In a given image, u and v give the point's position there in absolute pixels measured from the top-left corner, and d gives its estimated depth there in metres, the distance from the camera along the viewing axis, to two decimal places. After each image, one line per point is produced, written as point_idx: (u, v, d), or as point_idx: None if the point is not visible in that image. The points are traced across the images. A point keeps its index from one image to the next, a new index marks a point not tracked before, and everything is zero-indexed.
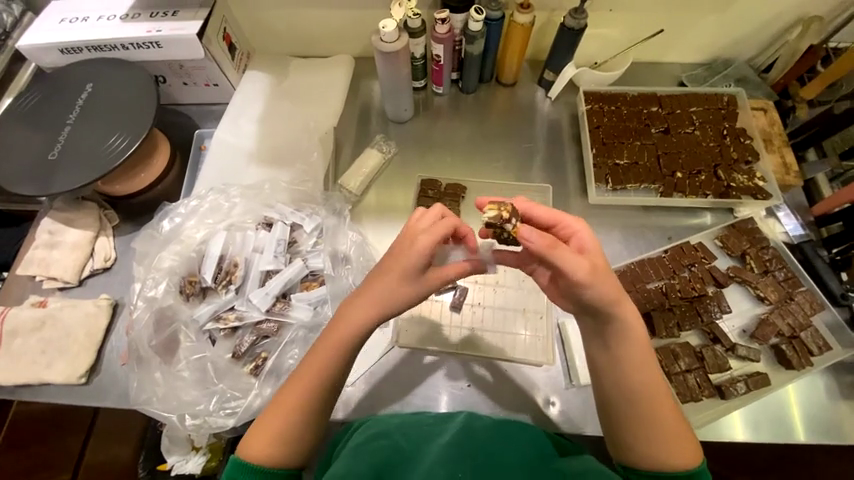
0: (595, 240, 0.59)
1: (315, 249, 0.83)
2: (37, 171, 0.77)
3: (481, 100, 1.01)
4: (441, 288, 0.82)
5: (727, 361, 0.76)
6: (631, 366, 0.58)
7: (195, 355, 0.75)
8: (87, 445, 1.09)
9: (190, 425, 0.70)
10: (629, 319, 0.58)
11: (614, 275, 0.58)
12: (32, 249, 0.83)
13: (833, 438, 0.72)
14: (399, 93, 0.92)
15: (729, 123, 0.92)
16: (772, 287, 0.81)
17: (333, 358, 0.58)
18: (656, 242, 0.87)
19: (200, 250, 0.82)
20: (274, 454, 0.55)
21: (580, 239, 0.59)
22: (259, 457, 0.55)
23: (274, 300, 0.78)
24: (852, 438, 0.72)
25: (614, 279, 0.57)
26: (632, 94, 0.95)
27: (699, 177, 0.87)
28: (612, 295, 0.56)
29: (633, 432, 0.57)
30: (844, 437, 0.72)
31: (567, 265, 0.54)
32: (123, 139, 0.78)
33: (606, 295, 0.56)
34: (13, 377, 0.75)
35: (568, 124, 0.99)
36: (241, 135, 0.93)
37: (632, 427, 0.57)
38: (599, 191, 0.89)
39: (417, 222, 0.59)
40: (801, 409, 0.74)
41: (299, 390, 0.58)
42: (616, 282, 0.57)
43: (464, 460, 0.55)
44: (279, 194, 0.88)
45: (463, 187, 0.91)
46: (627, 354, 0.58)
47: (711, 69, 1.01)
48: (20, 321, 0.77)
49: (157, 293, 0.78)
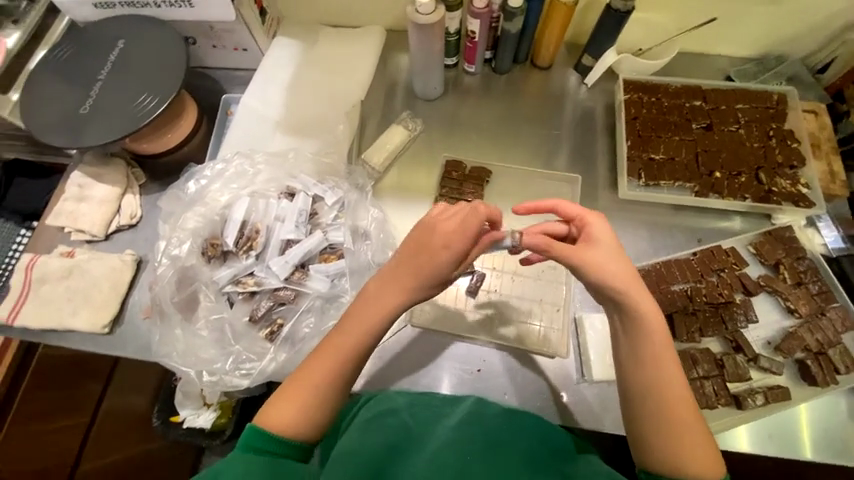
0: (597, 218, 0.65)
1: (336, 222, 0.83)
2: (70, 125, 0.78)
3: (514, 82, 0.97)
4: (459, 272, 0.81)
5: (748, 372, 0.74)
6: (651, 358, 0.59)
7: (214, 315, 0.76)
8: (106, 393, 1.09)
9: (206, 381, 0.72)
10: (646, 308, 0.60)
11: (626, 263, 0.62)
12: (62, 202, 0.85)
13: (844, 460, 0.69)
14: (431, 69, 0.89)
15: (776, 124, 0.86)
16: (803, 299, 0.77)
17: (355, 329, 0.60)
18: (685, 244, 0.84)
19: (223, 215, 0.83)
20: (295, 425, 0.56)
21: (590, 228, 0.64)
22: (278, 427, 0.56)
23: (292, 270, 0.78)
24: None
25: (626, 265, 0.62)
26: (675, 86, 0.90)
27: (739, 178, 0.83)
28: (624, 281, 0.60)
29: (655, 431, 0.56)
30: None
31: (566, 256, 0.62)
32: (152, 98, 0.79)
33: (619, 283, 0.60)
34: (40, 322, 0.78)
35: (603, 113, 0.95)
36: (268, 102, 0.92)
37: (661, 432, 0.56)
38: (631, 186, 0.85)
39: (444, 214, 0.62)
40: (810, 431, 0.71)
41: (331, 365, 0.59)
42: (627, 266, 0.62)
43: (470, 447, 0.57)
44: (303, 165, 0.87)
45: (488, 171, 0.89)
46: (646, 348, 0.59)
47: (762, 65, 0.94)
48: (49, 269, 0.80)
49: (181, 252, 0.79)
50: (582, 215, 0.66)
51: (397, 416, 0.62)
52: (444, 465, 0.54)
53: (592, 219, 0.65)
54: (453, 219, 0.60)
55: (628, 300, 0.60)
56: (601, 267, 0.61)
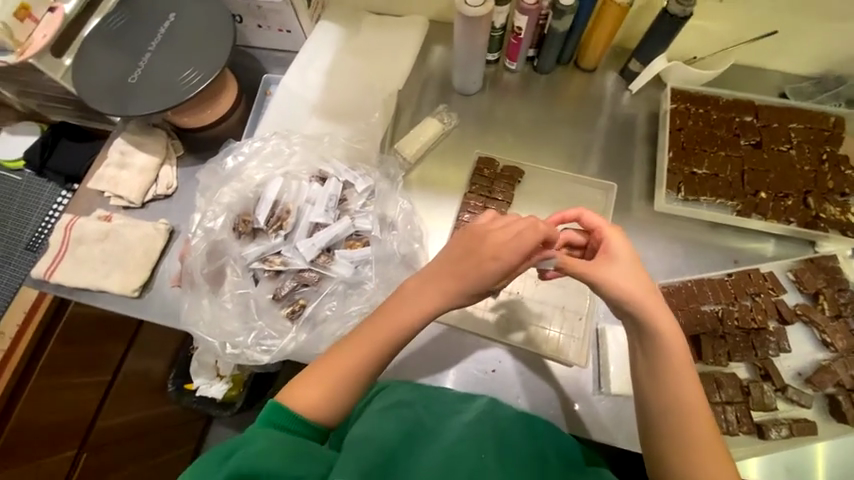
0: (614, 231, 0.64)
1: (365, 209, 0.83)
2: (118, 93, 0.81)
3: (554, 83, 0.95)
4: None
5: (774, 402, 0.71)
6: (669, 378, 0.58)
7: (239, 290, 0.78)
8: (127, 355, 1.14)
9: (229, 353, 0.74)
10: (665, 328, 0.59)
11: (646, 279, 0.61)
12: (104, 167, 0.88)
13: None
14: (472, 63, 0.88)
15: (831, 147, 0.82)
16: (840, 333, 0.73)
17: (390, 321, 0.61)
18: (719, 264, 0.81)
19: (256, 193, 0.84)
20: (319, 409, 0.58)
21: (609, 242, 0.63)
22: (303, 407, 0.58)
23: (319, 253, 0.79)
24: None
25: (646, 282, 0.61)
26: (725, 99, 0.86)
27: (785, 201, 0.80)
28: (644, 299, 0.59)
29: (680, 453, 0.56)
30: None
31: (586, 274, 0.61)
32: (197, 73, 0.81)
33: (641, 302, 0.59)
34: (76, 280, 0.81)
35: (645, 122, 0.92)
36: (307, 85, 0.93)
37: (686, 455, 0.56)
38: (669, 198, 0.83)
39: (499, 224, 0.61)
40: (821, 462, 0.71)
41: (361, 355, 0.60)
42: (647, 283, 0.61)
43: (485, 442, 0.58)
44: (336, 150, 0.88)
45: (521, 171, 0.88)
46: (668, 373, 0.58)
47: (821, 85, 0.89)
48: (88, 231, 0.83)
49: (215, 225, 0.81)
50: (602, 227, 0.65)
51: (407, 408, 0.62)
52: (456, 463, 0.54)
53: (611, 231, 0.64)
54: (516, 231, 0.60)
55: (646, 318, 0.59)
56: (619, 284, 0.60)
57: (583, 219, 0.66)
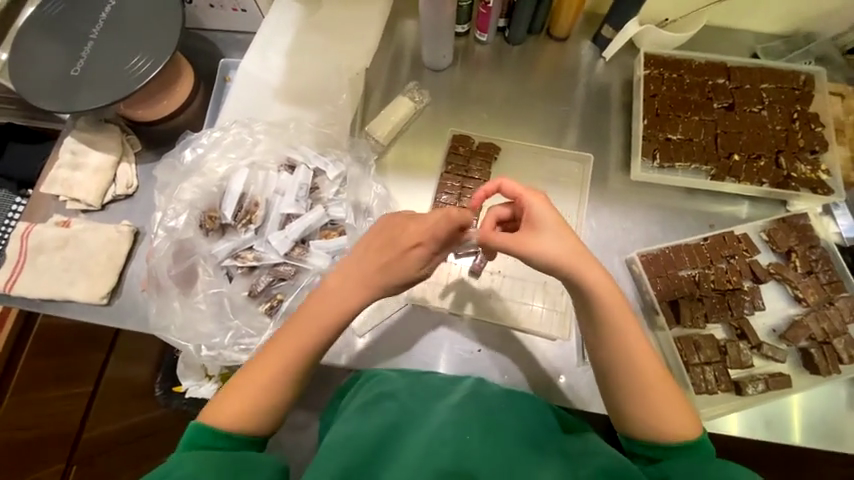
0: (536, 196, 0.63)
1: (338, 195, 0.80)
2: (61, 87, 0.74)
3: (527, 53, 0.92)
4: (462, 252, 0.80)
5: (750, 359, 0.73)
6: (611, 332, 0.59)
7: (212, 289, 0.75)
8: (108, 363, 1.08)
9: (205, 356, 0.72)
10: (597, 279, 0.59)
11: (574, 236, 0.62)
12: (55, 169, 0.83)
13: (829, 443, 0.70)
14: (440, 36, 0.83)
15: (801, 106, 0.82)
16: (812, 289, 0.75)
17: (321, 308, 0.60)
18: (695, 229, 0.82)
19: (221, 186, 0.80)
20: (243, 419, 0.57)
21: (532, 208, 0.63)
22: (226, 423, 0.56)
23: (292, 245, 0.76)
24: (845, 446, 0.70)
25: (575, 239, 0.62)
26: (698, 62, 0.85)
27: (758, 162, 0.80)
28: (569, 255, 0.60)
29: (636, 414, 0.57)
30: (839, 444, 0.70)
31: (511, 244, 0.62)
32: (145, 60, 0.75)
33: (568, 259, 0.60)
34: (37, 290, 0.77)
35: (619, 89, 0.90)
36: (267, 68, 0.88)
37: (641, 414, 0.57)
38: (645, 166, 0.82)
39: (416, 216, 0.62)
40: (800, 414, 0.71)
41: (296, 352, 0.59)
42: (575, 241, 0.62)
43: (470, 424, 0.57)
44: (304, 136, 0.84)
45: (497, 147, 0.86)
46: (614, 342, 0.59)
47: (790, 43, 0.89)
48: (46, 238, 0.79)
49: (177, 224, 0.77)
50: (522, 194, 0.64)
51: (391, 402, 0.62)
52: (441, 446, 0.53)
53: (530, 196, 0.63)
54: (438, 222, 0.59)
55: (579, 278, 0.59)
56: (545, 250, 0.60)
57: (504, 189, 0.66)
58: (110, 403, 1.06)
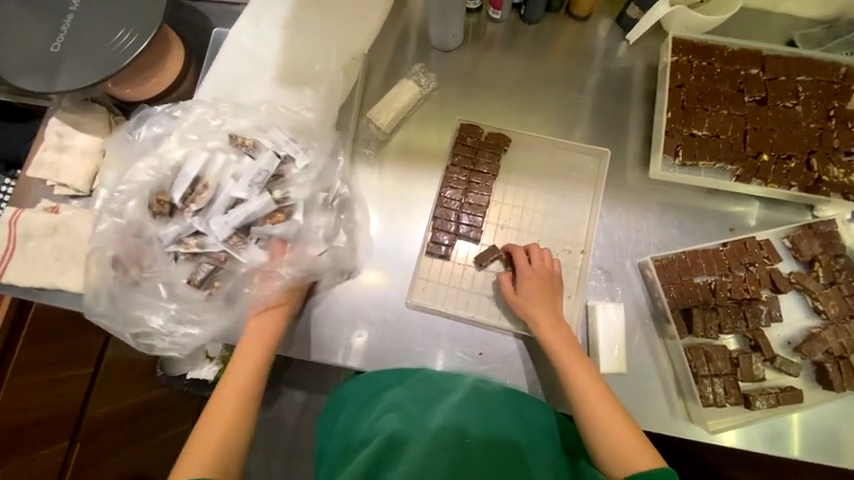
0: (537, 254, 0.73)
1: (303, 185, 0.73)
2: (41, 64, 0.69)
3: (543, 35, 0.85)
4: (487, 261, 0.76)
5: (762, 372, 0.71)
6: (568, 377, 0.64)
7: (149, 273, 0.73)
8: (108, 344, 1.04)
9: (138, 342, 0.73)
10: (539, 317, 0.69)
11: (550, 298, 0.70)
12: (41, 152, 0.78)
13: (832, 457, 0.68)
14: (450, 14, 0.76)
15: (840, 102, 0.76)
16: (834, 300, 0.72)
17: (245, 358, 0.67)
18: (715, 233, 0.77)
19: (175, 169, 0.74)
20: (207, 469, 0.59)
21: (522, 267, 0.72)
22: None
23: (232, 233, 0.70)
24: (849, 461, 0.68)
25: (550, 299, 0.70)
26: (731, 49, 0.78)
27: (787, 163, 0.75)
28: (538, 316, 0.69)
29: (596, 441, 0.60)
30: (842, 459, 0.68)
31: (520, 307, 0.70)
32: (130, 35, 0.69)
33: (535, 314, 0.69)
34: (27, 279, 0.75)
35: (641, 76, 0.83)
36: (263, 45, 0.81)
37: (609, 448, 0.59)
38: (665, 165, 0.77)
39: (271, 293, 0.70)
40: (802, 428, 0.69)
41: (235, 393, 0.65)
42: (550, 301, 0.70)
43: (469, 425, 0.62)
44: (301, 119, 0.79)
45: (508, 138, 0.81)
46: (569, 382, 0.64)
47: (833, 29, 0.81)
48: (34, 225, 0.76)
49: (124, 208, 0.74)
50: (518, 259, 0.72)
51: (395, 409, 0.65)
52: (443, 445, 0.58)
53: (520, 256, 0.73)
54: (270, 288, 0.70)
55: (536, 326, 0.68)
56: (529, 312, 0.69)
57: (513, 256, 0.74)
58: (111, 385, 1.03)
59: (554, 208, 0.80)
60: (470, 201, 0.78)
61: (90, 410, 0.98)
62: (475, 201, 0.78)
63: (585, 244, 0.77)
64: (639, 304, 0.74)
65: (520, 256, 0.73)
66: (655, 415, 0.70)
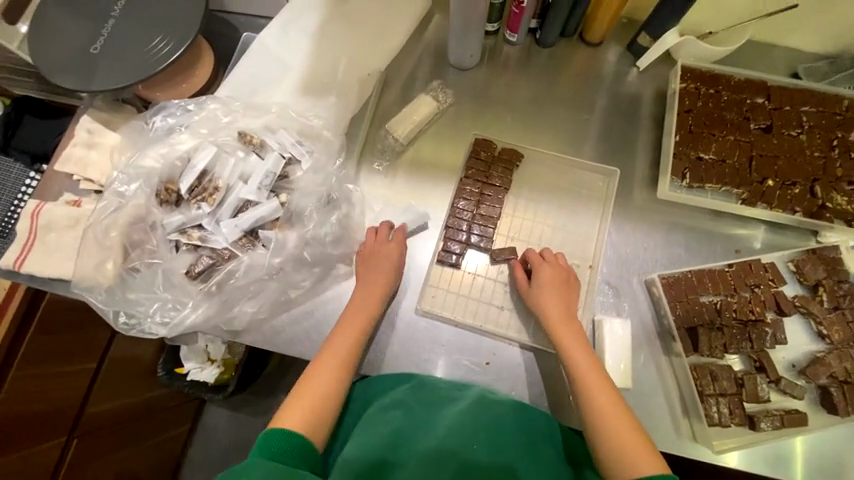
0: (555, 258, 0.76)
1: (307, 191, 0.79)
2: (79, 65, 0.73)
3: (556, 58, 0.89)
4: (500, 257, 0.78)
5: (767, 394, 0.71)
6: (577, 381, 0.65)
7: (153, 258, 0.76)
8: (115, 339, 1.03)
9: (122, 324, 0.73)
10: (555, 316, 0.70)
11: (566, 301, 0.72)
12: (70, 147, 0.81)
13: None
14: (470, 36, 0.80)
15: (843, 132, 0.79)
16: (838, 325, 0.73)
17: (356, 313, 0.71)
18: (720, 255, 0.79)
19: (184, 160, 0.79)
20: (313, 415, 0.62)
21: (540, 270, 0.74)
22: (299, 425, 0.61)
23: (241, 235, 0.76)
24: None
25: (566, 303, 0.72)
26: (738, 78, 0.81)
27: (792, 189, 0.77)
28: (554, 316, 0.70)
29: (605, 455, 0.60)
30: None
31: (536, 304, 0.72)
32: (167, 43, 0.73)
33: (550, 312, 0.71)
34: (44, 269, 0.76)
35: (650, 101, 0.87)
36: (289, 57, 0.86)
37: (612, 451, 0.59)
38: (673, 186, 0.79)
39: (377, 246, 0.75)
40: (805, 453, 0.69)
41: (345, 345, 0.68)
42: (565, 304, 0.72)
43: (476, 434, 0.63)
44: (322, 127, 0.82)
45: (520, 154, 0.83)
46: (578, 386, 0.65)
47: (835, 65, 0.85)
48: (56, 217, 0.78)
49: (128, 190, 0.77)
50: (535, 260, 0.75)
51: (400, 408, 0.66)
52: (448, 453, 0.59)
53: (537, 262, 0.75)
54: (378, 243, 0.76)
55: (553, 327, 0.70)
56: (545, 311, 0.71)
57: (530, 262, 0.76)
58: (113, 381, 1.03)
59: (563, 223, 0.82)
60: (481, 213, 0.80)
61: (89, 407, 0.97)
62: (486, 213, 0.80)
63: (593, 259, 0.79)
64: (645, 321, 0.75)
65: (536, 258, 0.75)
66: (660, 432, 0.70)
